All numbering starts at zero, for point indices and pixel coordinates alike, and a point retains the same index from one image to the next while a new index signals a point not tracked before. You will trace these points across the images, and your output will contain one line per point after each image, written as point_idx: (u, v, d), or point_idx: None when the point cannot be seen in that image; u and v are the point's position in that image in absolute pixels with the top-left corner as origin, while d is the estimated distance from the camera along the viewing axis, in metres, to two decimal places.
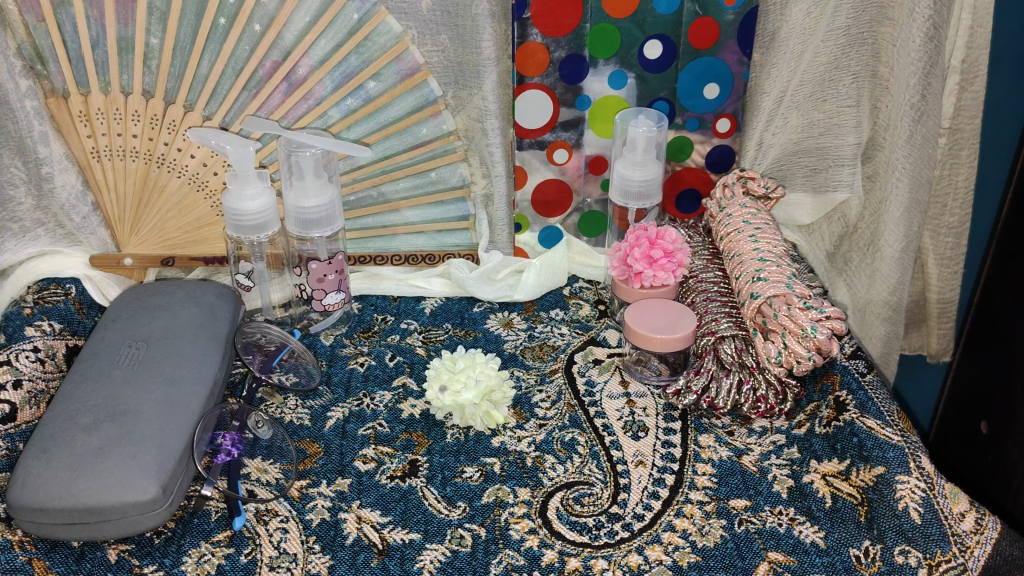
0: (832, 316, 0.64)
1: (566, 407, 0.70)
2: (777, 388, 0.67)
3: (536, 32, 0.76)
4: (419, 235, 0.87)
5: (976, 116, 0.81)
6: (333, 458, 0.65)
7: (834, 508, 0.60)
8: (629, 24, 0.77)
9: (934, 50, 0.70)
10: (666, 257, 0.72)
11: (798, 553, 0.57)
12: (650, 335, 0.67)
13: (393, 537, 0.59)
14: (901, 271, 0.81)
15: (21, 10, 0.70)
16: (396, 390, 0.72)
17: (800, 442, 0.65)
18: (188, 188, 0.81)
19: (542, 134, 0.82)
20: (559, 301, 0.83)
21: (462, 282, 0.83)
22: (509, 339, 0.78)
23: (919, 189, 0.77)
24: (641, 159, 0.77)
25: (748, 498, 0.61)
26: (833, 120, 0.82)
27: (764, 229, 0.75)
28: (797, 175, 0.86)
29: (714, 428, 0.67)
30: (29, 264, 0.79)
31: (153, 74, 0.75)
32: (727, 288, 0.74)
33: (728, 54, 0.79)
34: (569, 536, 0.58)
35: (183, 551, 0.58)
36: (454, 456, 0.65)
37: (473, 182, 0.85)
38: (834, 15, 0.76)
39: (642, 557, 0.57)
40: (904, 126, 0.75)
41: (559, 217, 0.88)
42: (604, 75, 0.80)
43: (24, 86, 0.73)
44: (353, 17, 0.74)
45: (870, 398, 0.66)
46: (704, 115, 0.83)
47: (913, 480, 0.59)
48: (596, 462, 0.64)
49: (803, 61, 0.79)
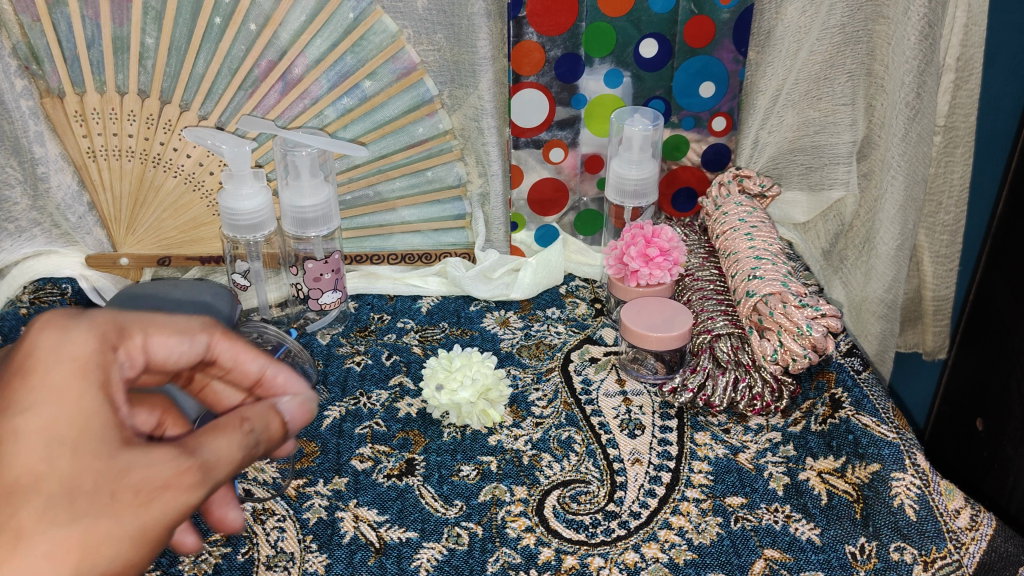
0: (827, 314, 0.64)
1: (563, 406, 0.70)
2: (772, 386, 0.67)
3: (531, 31, 0.77)
4: (416, 233, 0.87)
5: (970, 113, 0.82)
6: (330, 457, 0.65)
7: (830, 505, 0.60)
8: (623, 23, 0.77)
9: (928, 48, 0.71)
10: (662, 255, 0.72)
11: (794, 549, 0.57)
12: (645, 334, 0.67)
13: (390, 536, 0.59)
14: (896, 269, 0.82)
15: (16, 11, 0.70)
16: (392, 389, 0.72)
17: (797, 440, 0.66)
18: (184, 188, 0.81)
19: (537, 134, 0.83)
20: (555, 299, 0.83)
21: (458, 281, 0.83)
22: (505, 338, 0.78)
23: (914, 187, 0.78)
24: (638, 158, 0.77)
25: (744, 495, 0.61)
26: (829, 118, 0.82)
27: (760, 226, 0.75)
28: (793, 173, 0.86)
29: (711, 426, 0.67)
30: (25, 265, 0.80)
31: (149, 73, 0.75)
32: (723, 286, 0.75)
33: (723, 52, 0.79)
34: (566, 533, 0.59)
35: (181, 551, 0.58)
36: (450, 454, 0.65)
37: (470, 181, 0.85)
38: (828, 13, 0.76)
39: (639, 555, 0.57)
40: (898, 125, 0.75)
41: (555, 215, 0.88)
42: (599, 74, 0.80)
43: (20, 87, 0.73)
44: (349, 16, 0.74)
45: (865, 395, 0.67)
46: (700, 114, 0.82)
47: (908, 477, 0.60)
48: (593, 460, 0.64)
49: (798, 59, 0.79)
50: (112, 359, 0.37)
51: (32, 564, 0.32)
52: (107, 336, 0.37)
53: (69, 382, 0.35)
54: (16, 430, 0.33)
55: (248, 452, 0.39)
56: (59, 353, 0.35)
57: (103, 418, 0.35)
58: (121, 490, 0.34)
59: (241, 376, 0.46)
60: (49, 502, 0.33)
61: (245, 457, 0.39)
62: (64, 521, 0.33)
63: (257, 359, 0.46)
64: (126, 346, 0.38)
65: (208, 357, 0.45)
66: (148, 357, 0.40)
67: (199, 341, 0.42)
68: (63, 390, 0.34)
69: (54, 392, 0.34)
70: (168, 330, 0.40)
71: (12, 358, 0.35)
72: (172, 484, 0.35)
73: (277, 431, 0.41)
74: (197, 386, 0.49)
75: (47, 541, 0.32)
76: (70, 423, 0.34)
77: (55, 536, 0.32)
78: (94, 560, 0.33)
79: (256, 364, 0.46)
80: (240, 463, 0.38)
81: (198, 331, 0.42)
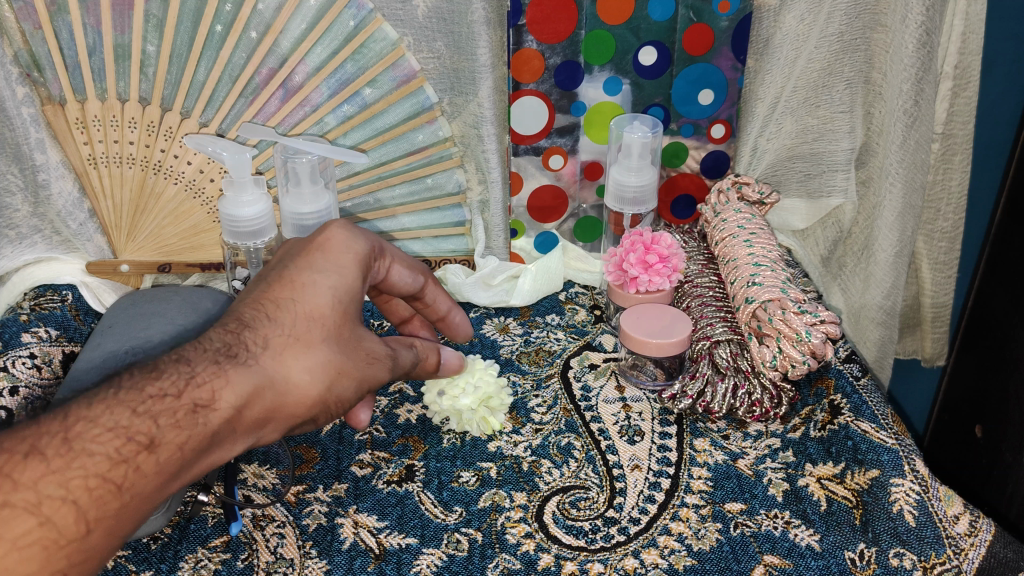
0: (826, 321, 0.65)
1: (562, 412, 0.70)
2: (771, 392, 0.67)
3: (531, 39, 0.77)
4: (416, 240, 0.86)
5: (969, 121, 0.82)
6: (330, 463, 0.65)
7: (829, 511, 0.60)
8: (623, 31, 0.78)
9: (927, 56, 0.71)
10: (661, 262, 0.73)
11: (794, 556, 0.57)
12: (645, 340, 0.67)
13: (390, 542, 0.59)
14: (895, 276, 0.82)
15: (18, 18, 0.70)
16: (392, 395, 0.72)
17: (796, 446, 0.66)
18: (184, 195, 0.81)
19: (537, 141, 0.83)
20: (555, 306, 0.84)
21: (458, 287, 0.83)
22: (505, 344, 0.78)
23: (913, 194, 0.78)
24: (638, 165, 0.78)
25: (744, 501, 0.61)
26: (827, 125, 0.82)
27: (759, 233, 0.76)
28: (791, 180, 0.87)
29: (710, 432, 0.68)
30: (25, 271, 0.80)
31: (150, 81, 0.75)
32: (722, 293, 0.75)
33: (722, 60, 0.79)
34: (566, 539, 0.59)
35: (180, 557, 0.58)
36: (450, 460, 0.65)
37: (469, 188, 0.86)
38: (828, 21, 0.76)
39: (638, 561, 0.57)
40: (896, 132, 0.76)
41: (554, 222, 0.89)
42: (599, 82, 0.80)
43: (21, 94, 0.73)
44: (349, 24, 0.74)
45: (864, 402, 0.67)
46: (699, 121, 0.83)
47: (907, 483, 0.60)
48: (592, 467, 0.64)
49: (797, 67, 0.79)
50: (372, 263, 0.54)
51: (309, 364, 0.47)
52: (376, 251, 0.55)
53: (350, 266, 0.51)
54: (314, 280, 0.49)
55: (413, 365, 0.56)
56: (347, 247, 0.52)
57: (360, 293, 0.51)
58: (359, 344, 0.50)
59: (433, 313, 0.65)
60: (325, 333, 0.48)
61: (410, 368, 0.56)
62: (329, 348, 0.48)
63: (447, 302, 0.64)
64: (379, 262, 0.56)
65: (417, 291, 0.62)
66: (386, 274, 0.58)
67: (417, 279, 0.60)
68: (346, 269, 0.51)
69: (341, 267, 0.50)
70: (403, 263, 0.58)
71: (316, 240, 0.52)
72: (378, 361, 0.51)
73: (432, 365, 0.59)
74: (384, 299, 0.68)
75: (320, 355, 0.48)
76: (346, 290, 0.50)
77: (323, 355, 0.48)
78: (338, 380, 0.49)
79: (444, 305, 0.64)
80: (408, 369, 0.56)
81: (419, 272, 0.60)
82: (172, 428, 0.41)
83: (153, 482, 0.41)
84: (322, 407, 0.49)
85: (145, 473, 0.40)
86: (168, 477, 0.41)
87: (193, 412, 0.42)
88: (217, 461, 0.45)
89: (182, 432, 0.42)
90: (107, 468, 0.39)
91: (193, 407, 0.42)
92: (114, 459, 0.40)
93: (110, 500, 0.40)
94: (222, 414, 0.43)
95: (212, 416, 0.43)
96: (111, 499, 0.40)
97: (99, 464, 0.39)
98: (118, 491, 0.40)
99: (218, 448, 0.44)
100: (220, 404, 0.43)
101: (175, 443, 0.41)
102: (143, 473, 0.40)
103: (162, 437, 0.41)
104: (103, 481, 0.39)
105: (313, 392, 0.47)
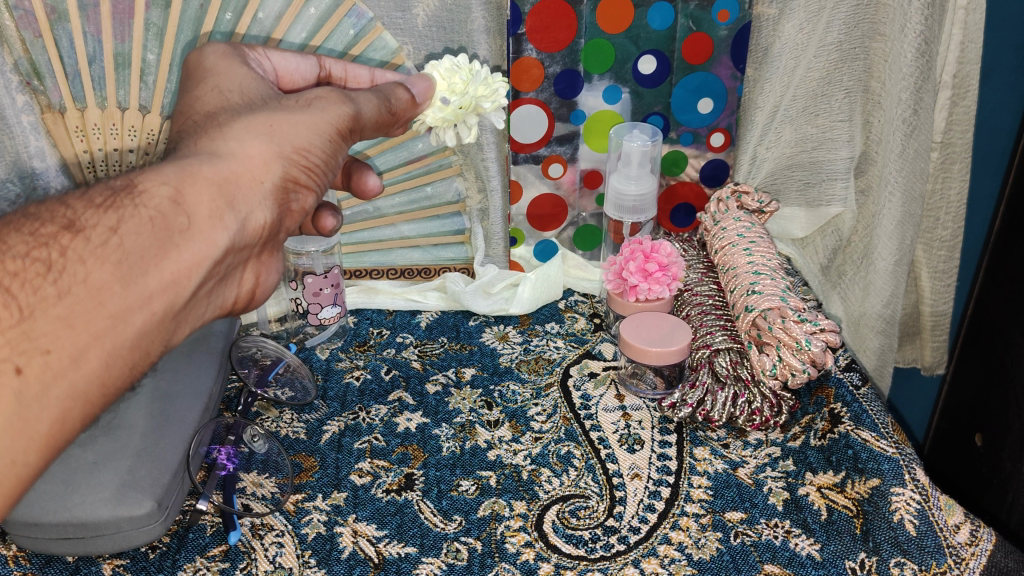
0: (826, 329, 0.65)
1: (562, 421, 0.70)
2: (771, 401, 0.67)
3: (531, 48, 0.78)
4: (415, 249, 0.88)
5: (968, 130, 0.82)
6: (328, 472, 0.65)
7: (829, 520, 0.60)
8: (623, 40, 0.78)
9: (925, 65, 0.72)
10: (661, 270, 0.73)
11: (794, 565, 0.56)
12: (645, 349, 0.67)
13: (388, 551, 0.58)
14: (894, 284, 0.82)
15: (18, 27, 0.70)
16: (391, 403, 0.72)
17: (796, 455, 0.65)
18: None
19: (536, 149, 0.83)
20: (554, 314, 0.84)
21: (457, 295, 0.84)
22: (504, 353, 0.78)
23: (912, 204, 0.79)
24: (636, 174, 0.78)
25: (743, 510, 0.61)
26: (826, 134, 0.82)
27: (758, 242, 0.76)
28: (791, 189, 0.87)
29: (710, 441, 0.67)
30: None
31: (150, 89, 0.75)
32: (722, 301, 0.75)
33: (722, 69, 0.80)
34: (565, 548, 0.58)
35: (178, 566, 0.58)
36: (449, 469, 0.65)
37: (468, 197, 0.86)
38: (826, 30, 0.76)
39: (638, 570, 0.57)
40: (895, 141, 0.76)
41: (554, 230, 0.89)
42: (598, 90, 0.81)
43: (21, 102, 0.73)
44: (349, 32, 0.75)
45: (864, 411, 0.67)
46: (699, 129, 0.83)
47: (908, 492, 0.59)
48: (592, 475, 0.64)
49: (796, 77, 0.79)
50: (245, 55, 0.54)
51: (234, 136, 0.44)
52: (237, 47, 0.54)
53: (226, 66, 0.50)
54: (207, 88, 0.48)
55: (384, 102, 0.55)
56: (204, 58, 0.51)
57: (257, 76, 0.51)
58: (285, 102, 0.48)
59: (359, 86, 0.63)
60: (235, 112, 0.46)
61: (380, 104, 0.54)
62: (245, 116, 0.45)
63: (363, 71, 0.63)
64: (255, 54, 0.56)
65: (325, 77, 0.62)
66: (344, 83, 0.63)
67: (307, 62, 0.59)
68: (222, 69, 0.50)
69: (218, 69, 0.50)
70: (282, 53, 0.58)
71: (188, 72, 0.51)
72: (319, 99, 0.49)
73: (406, 97, 0.58)
74: None
75: (238, 125, 0.45)
76: (230, 82, 0.49)
77: (244, 122, 0.45)
78: (281, 134, 0.45)
79: (363, 72, 0.63)
80: (380, 106, 0.54)
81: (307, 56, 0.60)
82: (93, 210, 0.38)
83: (107, 270, 0.37)
84: (291, 167, 0.45)
85: (84, 258, 0.36)
86: (125, 268, 0.37)
87: (120, 197, 0.38)
88: (175, 270, 0.39)
89: (110, 214, 0.38)
90: (27, 250, 0.36)
91: (116, 194, 0.39)
92: (36, 241, 0.36)
93: (43, 288, 0.35)
94: (154, 196, 0.39)
95: (145, 201, 0.39)
96: (43, 284, 0.35)
97: (18, 248, 0.36)
98: (50, 269, 0.36)
99: (187, 245, 0.39)
100: (148, 188, 0.39)
101: (105, 226, 0.37)
102: (79, 259, 0.36)
103: (84, 219, 0.37)
104: (29, 262, 0.35)
105: (259, 156, 0.44)
